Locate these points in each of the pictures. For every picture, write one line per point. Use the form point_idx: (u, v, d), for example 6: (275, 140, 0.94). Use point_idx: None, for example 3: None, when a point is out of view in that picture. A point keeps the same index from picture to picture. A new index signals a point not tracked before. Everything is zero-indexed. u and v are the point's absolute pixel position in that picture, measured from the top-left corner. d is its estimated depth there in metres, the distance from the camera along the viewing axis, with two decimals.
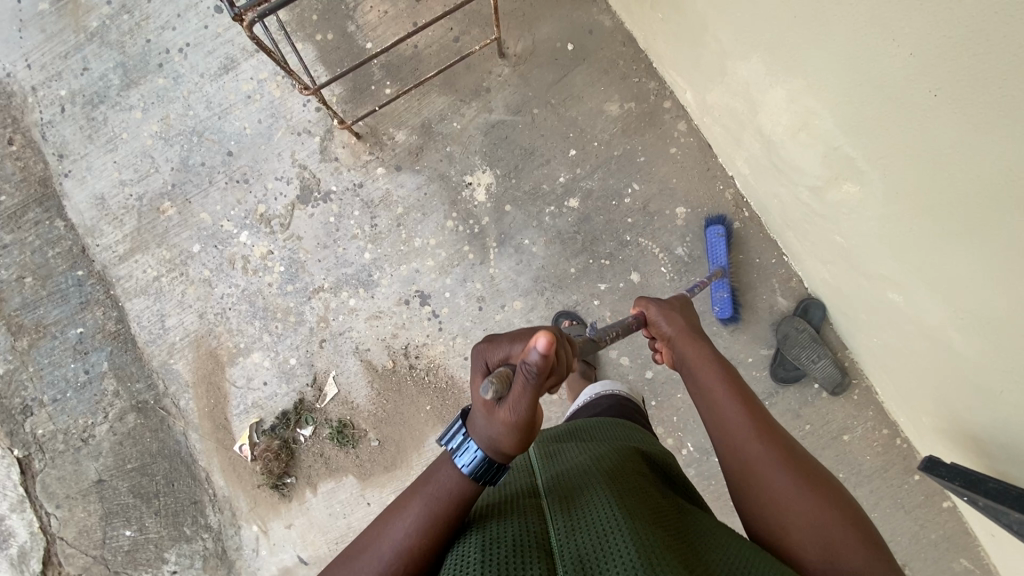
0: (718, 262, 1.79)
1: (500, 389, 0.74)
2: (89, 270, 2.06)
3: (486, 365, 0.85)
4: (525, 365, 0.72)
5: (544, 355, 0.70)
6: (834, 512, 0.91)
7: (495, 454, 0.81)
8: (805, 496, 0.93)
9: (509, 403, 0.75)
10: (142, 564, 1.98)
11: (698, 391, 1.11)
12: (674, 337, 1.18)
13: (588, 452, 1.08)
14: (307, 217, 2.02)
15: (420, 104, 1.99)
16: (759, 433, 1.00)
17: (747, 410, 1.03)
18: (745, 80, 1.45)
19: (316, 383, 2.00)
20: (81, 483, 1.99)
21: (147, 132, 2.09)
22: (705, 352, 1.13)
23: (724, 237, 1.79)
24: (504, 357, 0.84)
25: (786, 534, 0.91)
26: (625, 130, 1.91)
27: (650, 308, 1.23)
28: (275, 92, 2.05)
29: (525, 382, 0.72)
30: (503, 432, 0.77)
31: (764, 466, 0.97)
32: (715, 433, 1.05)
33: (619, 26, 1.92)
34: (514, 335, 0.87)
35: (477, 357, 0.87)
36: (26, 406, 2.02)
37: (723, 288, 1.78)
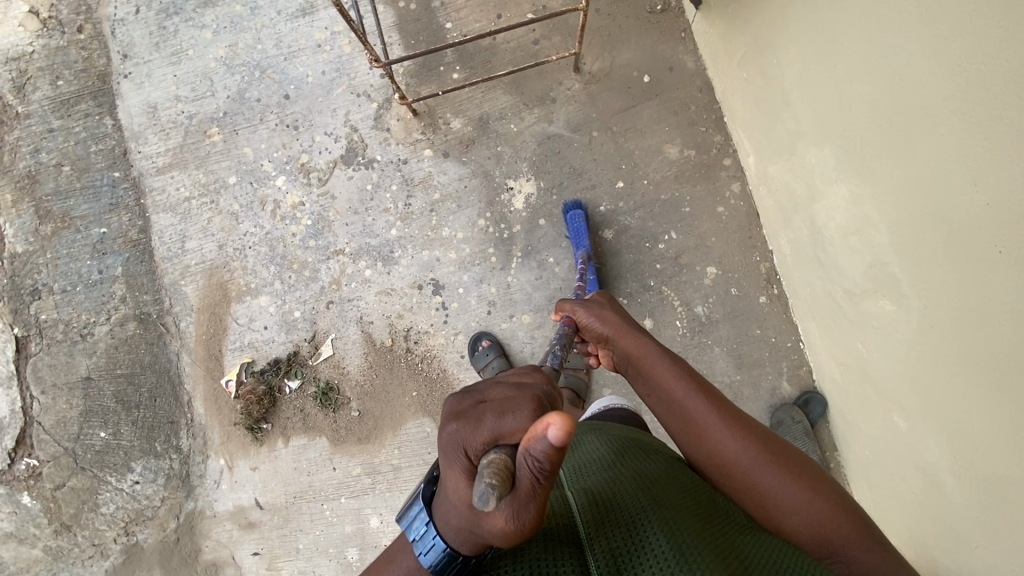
0: (582, 246, 1.81)
1: (501, 496, 0.59)
2: (126, 175, 2.09)
3: (466, 453, 0.64)
4: (534, 459, 0.58)
5: (556, 447, 0.57)
6: (801, 476, 0.96)
7: (475, 546, 0.71)
8: (772, 465, 0.97)
9: (512, 509, 0.61)
10: (107, 467, 2.03)
11: (657, 394, 1.07)
12: (611, 336, 1.15)
13: (610, 448, 1.11)
14: (345, 178, 2.03)
15: (483, 97, 1.97)
16: (718, 413, 1.01)
17: (699, 392, 1.03)
18: (812, 166, 1.42)
19: (313, 340, 2.02)
20: (70, 376, 2.04)
21: (212, 55, 2.09)
22: (642, 342, 1.11)
23: (584, 219, 1.85)
24: (492, 439, 0.63)
25: (760, 503, 0.96)
26: (678, 177, 1.87)
27: (580, 312, 1.20)
28: (345, 47, 2.04)
29: (532, 487, 0.60)
30: (499, 534, 0.64)
31: (725, 442, 0.99)
32: (672, 419, 1.05)
33: (701, 70, 1.88)
34: (501, 404, 0.64)
35: (450, 437, 0.65)
36: (33, 289, 2.05)
37: (591, 271, 1.78)
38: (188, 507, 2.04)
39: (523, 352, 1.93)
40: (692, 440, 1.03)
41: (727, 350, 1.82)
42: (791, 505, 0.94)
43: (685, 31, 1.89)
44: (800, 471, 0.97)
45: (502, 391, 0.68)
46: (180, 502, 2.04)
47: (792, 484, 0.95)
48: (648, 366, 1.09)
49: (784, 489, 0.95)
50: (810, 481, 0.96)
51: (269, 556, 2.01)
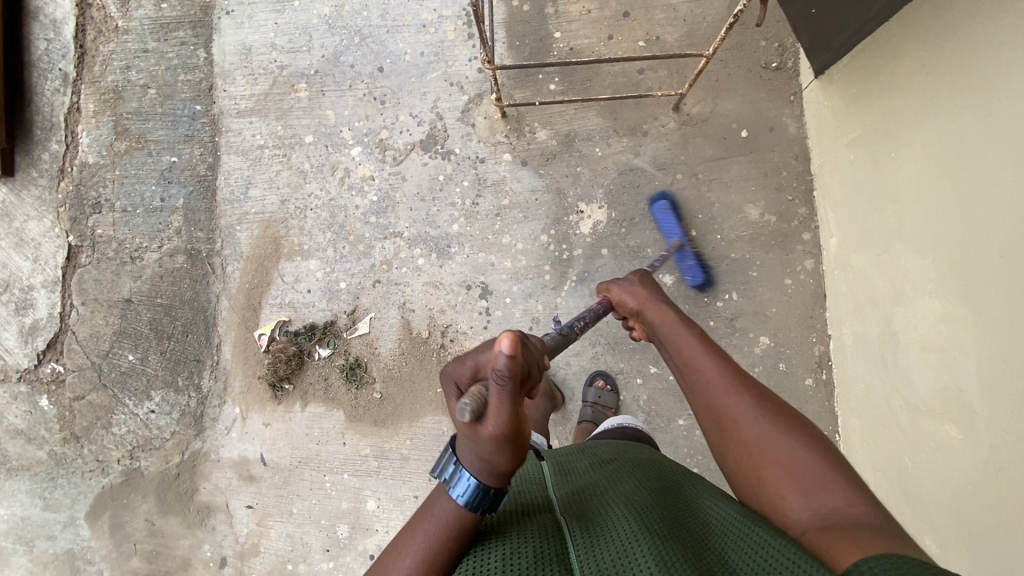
0: (674, 236, 1.86)
1: (476, 409, 0.69)
2: (207, 110, 2.09)
3: (457, 386, 0.79)
4: (494, 373, 0.67)
5: (509, 357, 0.66)
6: (800, 436, 0.93)
7: (486, 476, 0.79)
8: (770, 421, 0.96)
9: (489, 419, 0.70)
10: (127, 390, 2.06)
11: (671, 351, 1.15)
12: (640, 307, 1.29)
13: (602, 470, 1.10)
14: (419, 163, 2.01)
15: (575, 114, 1.94)
16: (723, 369, 1.04)
17: (709, 350, 1.09)
18: (903, 271, 1.38)
19: (352, 314, 2.02)
20: (112, 294, 2.06)
21: (317, 11, 2.08)
22: (666, 310, 1.23)
23: (672, 208, 1.87)
24: (474, 370, 0.78)
25: (750, 457, 0.94)
26: (752, 239, 1.84)
27: (616, 289, 1.37)
28: (449, 33, 2.02)
29: (497, 390, 0.68)
30: (494, 448, 0.73)
31: (722, 393, 1.01)
32: (681, 374, 1.10)
33: (802, 138, 1.83)
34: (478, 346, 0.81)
35: (448, 379, 0.82)
36: (95, 201, 2.07)
37: (689, 257, 1.84)
38: (195, 446, 2.07)
39: (555, 375, 1.93)
40: (697, 392, 1.05)
41: None
42: (777, 456, 0.92)
43: (794, 95, 1.84)
44: (800, 429, 0.95)
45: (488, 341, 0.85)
46: (188, 440, 2.07)
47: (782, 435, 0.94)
48: (667, 328, 1.19)
49: (779, 444, 0.93)
50: (811, 444, 0.93)
51: (262, 512, 2.03)
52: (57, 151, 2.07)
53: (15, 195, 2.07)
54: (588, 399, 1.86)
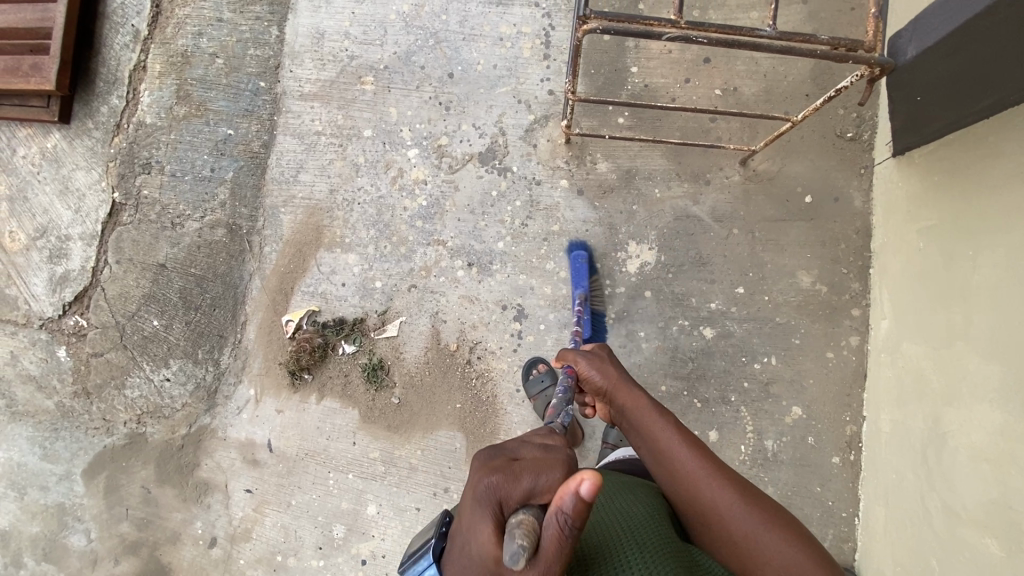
0: (580, 288, 1.85)
1: (530, 554, 0.66)
2: (270, 88, 2.08)
3: (496, 507, 0.72)
4: (565, 517, 0.66)
5: (586, 506, 0.66)
6: (784, 532, 0.94)
7: None
8: (759, 519, 0.95)
9: (540, 566, 0.67)
10: (146, 355, 2.04)
11: (648, 443, 1.07)
12: (608, 388, 1.19)
13: (603, 489, 1.11)
14: (475, 175, 1.99)
15: (639, 151, 1.91)
16: (704, 464, 1.01)
17: (687, 442, 1.04)
18: (963, 370, 1.35)
19: (383, 315, 2.00)
20: (147, 257, 2.04)
21: (395, 8, 2.06)
22: (633, 393, 1.15)
23: (587, 260, 1.88)
24: (524, 496, 0.71)
25: (747, 561, 0.93)
26: (800, 306, 1.80)
27: (582, 362, 1.25)
28: (525, 50, 2.00)
29: (561, 537, 0.66)
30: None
31: (709, 493, 0.98)
32: (657, 466, 1.06)
33: (868, 212, 1.79)
34: (535, 464, 0.74)
35: (483, 492, 0.73)
36: (145, 161, 2.06)
37: (585, 314, 1.82)
38: (203, 421, 2.04)
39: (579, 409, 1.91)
40: (679, 490, 1.01)
41: (779, 493, 1.77)
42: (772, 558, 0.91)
43: (865, 168, 1.80)
44: (787, 527, 0.95)
45: (530, 452, 0.79)
46: (198, 414, 2.04)
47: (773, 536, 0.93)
48: (640, 415, 1.11)
49: (770, 546, 0.92)
50: (797, 539, 0.93)
51: (259, 498, 2.00)
52: (117, 106, 2.07)
53: (68, 143, 2.07)
54: (609, 440, 1.81)
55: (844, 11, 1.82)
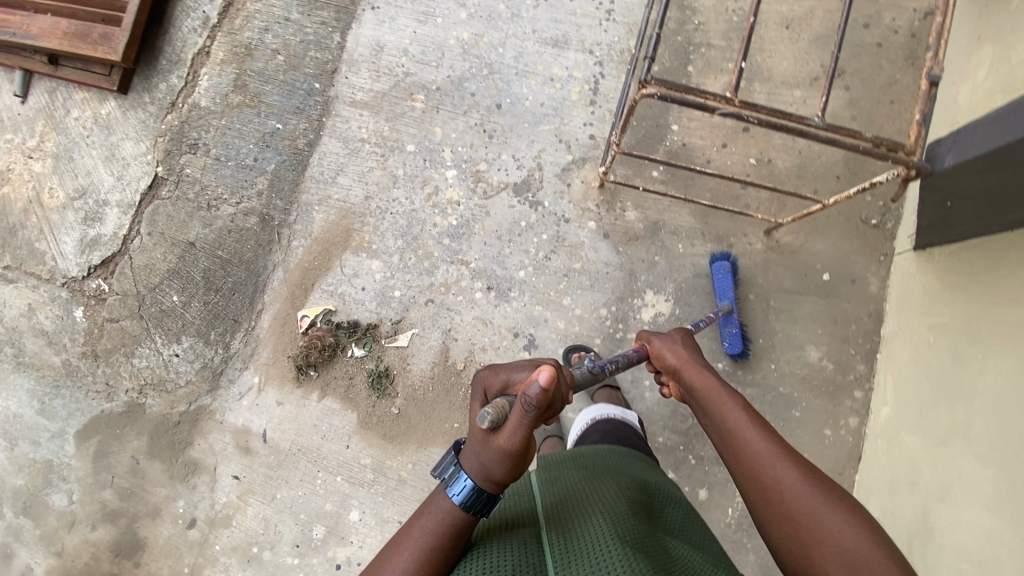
0: (725, 299, 1.84)
1: (497, 419, 0.83)
2: (324, 90, 2.15)
3: (486, 392, 0.97)
4: (525, 397, 0.81)
5: (543, 390, 0.80)
6: (849, 513, 0.93)
7: (483, 481, 0.91)
8: (820, 498, 0.96)
9: (507, 430, 0.85)
10: (160, 328, 2.07)
11: (714, 418, 1.17)
12: (677, 366, 1.32)
13: (587, 482, 1.14)
14: (506, 204, 2.04)
15: (669, 205, 1.97)
16: (771, 444, 1.05)
17: (754, 423, 1.10)
18: (956, 471, 1.38)
19: (396, 324, 2.03)
20: (178, 233, 2.09)
21: (456, 34, 2.15)
22: (704, 372, 1.26)
23: (730, 272, 1.87)
24: (505, 383, 0.96)
25: (802, 536, 0.95)
26: (804, 379, 1.84)
27: (656, 342, 1.41)
28: (573, 92, 2.07)
29: (523, 411, 0.82)
30: (498, 459, 0.88)
31: (767, 467, 1.02)
32: (724, 444, 1.12)
33: (882, 298, 1.84)
34: (516, 363, 0.99)
35: (480, 382, 0.99)
36: (193, 142, 2.12)
37: (732, 324, 1.82)
38: (203, 402, 2.06)
39: None
40: (738, 460, 1.07)
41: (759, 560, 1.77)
42: (827, 533, 0.92)
43: (885, 256, 1.85)
44: (849, 508, 0.95)
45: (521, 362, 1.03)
46: (199, 393, 2.06)
47: (831, 513, 0.94)
48: (706, 391, 1.22)
49: (825, 522, 0.93)
50: (861, 521, 0.92)
51: (245, 487, 2.00)
52: (175, 85, 2.14)
53: (122, 112, 2.14)
54: None
55: (883, 103, 1.90)
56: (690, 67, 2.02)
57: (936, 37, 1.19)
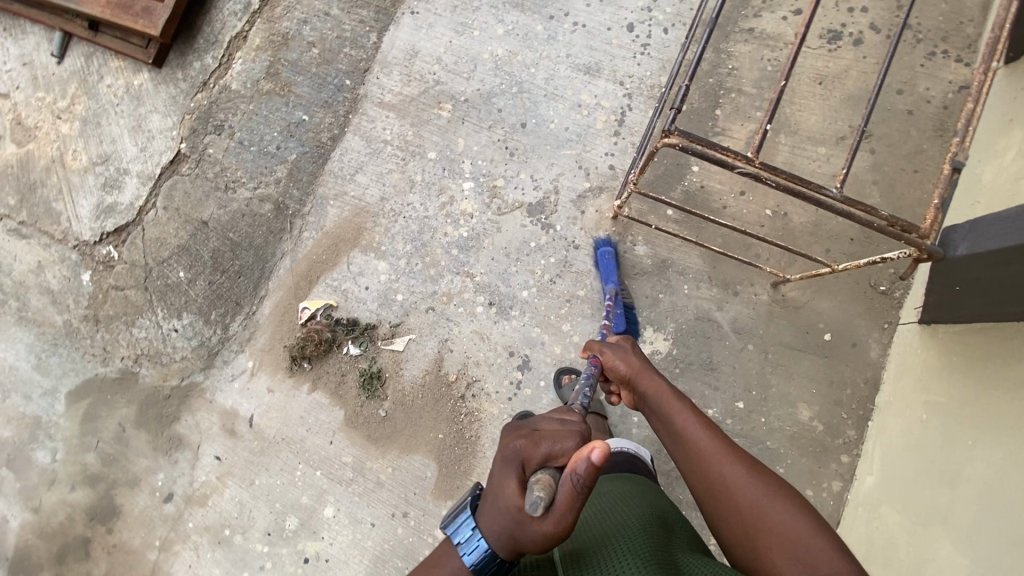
0: (611, 283, 1.93)
1: (546, 500, 0.86)
2: (354, 88, 2.17)
3: (519, 461, 0.92)
4: (576, 478, 0.84)
5: (593, 468, 0.83)
6: (793, 502, 0.99)
7: (508, 551, 0.91)
8: (764, 491, 1.01)
9: (553, 512, 0.85)
10: (163, 301, 2.09)
11: (666, 424, 1.18)
12: (629, 375, 1.29)
13: (597, 506, 1.16)
14: (519, 222, 2.05)
15: (679, 246, 1.97)
16: (719, 444, 1.09)
17: (702, 424, 1.13)
18: (931, 553, 1.37)
19: (394, 327, 2.04)
20: (193, 210, 2.12)
21: (491, 48, 2.16)
22: (654, 378, 1.25)
23: (614, 256, 1.95)
24: (545, 456, 0.92)
25: (748, 529, 0.99)
26: (793, 437, 1.83)
27: (607, 352, 1.34)
28: (599, 120, 2.08)
29: (570, 491, 0.84)
30: (539, 540, 0.87)
31: (716, 467, 1.06)
32: (676, 449, 1.14)
33: (881, 367, 1.82)
34: (553, 433, 0.94)
35: (511, 448, 0.94)
36: (219, 123, 2.15)
37: (620, 306, 1.90)
38: (195, 379, 2.08)
39: None
40: (690, 463, 1.10)
41: None
42: (769, 523, 0.97)
43: (889, 324, 1.84)
44: (787, 496, 1.00)
45: (550, 422, 0.98)
46: (192, 370, 2.08)
47: (773, 504, 0.99)
48: (657, 397, 1.22)
49: (769, 511, 0.98)
50: (799, 508, 0.98)
51: (225, 469, 2.02)
52: (209, 65, 2.17)
53: (154, 85, 2.17)
54: None
55: (907, 171, 1.89)
56: (718, 111, 2.02)
57: (965, 123, 1.20)
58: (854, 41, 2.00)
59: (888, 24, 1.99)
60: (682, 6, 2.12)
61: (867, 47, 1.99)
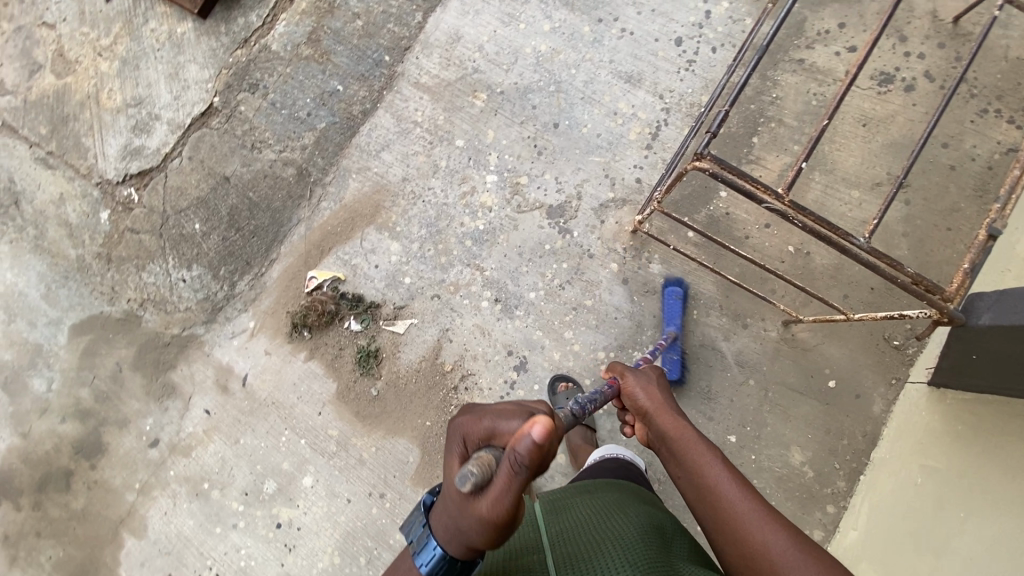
0: (672, 326, 1.87)
1: (481, 480, 0.76)
2: (392, 65, 2.17)
3: (463, 442, 0.86)
4: (517, 456, 0.75)
5: (535, 446, 0.74)
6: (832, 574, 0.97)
7: (455, 544, 0.86)
8: (810, 567, 0.98)
9: (489, 496, 0.77)
10: (175, 251, 2.11)
11: (696, 478, 1.14)
12: (651, 412, 1.25)
13: (593, 510, 1.16)
14: (537, 223, 2.03)
15: (694, 269, 1.94)
16: (755, 507, 1.06)
17: (733, 479, 1.11)
18: None
19: (398, 309, 2.04)
20: (217, 164, 2.13)
21: (534, 44, 2.14)
22: (682, 424, 1.21)
23: (680, 299, 1.90)
24: (487, 433, 0.84)
25: None
26: (781, 479, 1.79)
27: (630, 379, 1.31)
28: (632, 131, 2.05)
29: (509, 471, 0.75)
30: (476, 526, 0.79)
31: (756, 535, 1.03)
32: (707, 505, 1.11)
33: (882, 422, 1.78)
34: (500, 411, 0.86)
35: (457, 429, 0.88)
36: (254, 82, 2.16)
37: (676, 351, 1.85)
38: (196, 331, 2.09)
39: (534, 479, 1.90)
40: (724, 525, 1.07)
41: None
42: None
43: (897, 380, 1.80)
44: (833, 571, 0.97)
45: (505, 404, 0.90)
46: (194, 322, 2.10)
47: None
48: (687, 446, 1.17)
49: None
50: None
51: (213, 423, 2.03)
52: (253, 23, 2.18)
53: (196, 36, 2.18)
54: None
55: (939, 227, 1.83)
56: (755, 138, 1.98)
57: (1009, 190, 1.15)
58: (905, 87, 1.94)
59: (943, 74, 1.93)
60: (733, 27, 2.08)
61: (918, 95, 1.93)
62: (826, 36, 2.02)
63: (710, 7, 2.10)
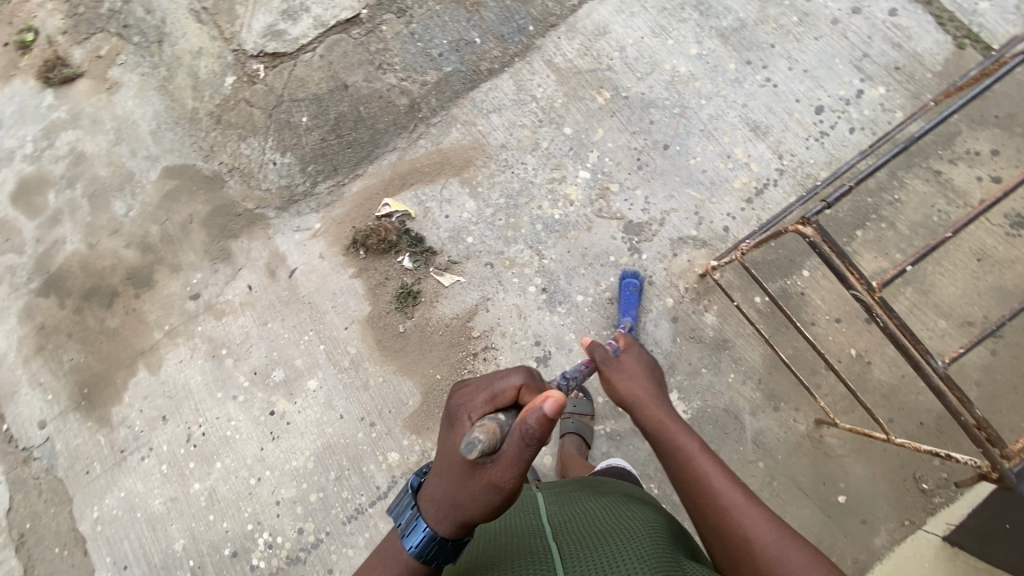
0: (626, 317, 1.89)
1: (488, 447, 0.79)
2: (533, 36, 2.20)
3: (464, 415, 0.88)
4: (527, 426, 0.77)
5: (545, 416, 0.76)
6: (814, 562, 0.93)
7: (448, 520, 0.86)
8: (794, 555, 0.94)
9: (497, 464, 0.80)
10: (277, 134, 2.22)
11: (679, 468, 1.07)
12: (632, 403, 1.17)
13: (598, 502, 1.15)
14: (611, 232, 2.02)
15: (747, 334, 1.89)
16: (738, 494, 1.01)
17: (718, 469, 1.05)
18: None
19: (451, 263, 2.08)
20: (342, 70, 2.22)
21: (676, 62, 2.12)
22: (663, 413, 1.14)
23: (638, 292, 1.92)
24: (489, 399, 0.88)
25: None
26: None
27: (609, 370, 1.22)
28: (739, 179, 2.00)
29: (517, 441, 0.79)
30: (479, 496, 0.82)
31: (738, 521, 0.98)
32: (690, 495, 1.05)
33: (878, 556, 1.69)
34: (499, 378, 0.90)
35: (456, 403, 0.90)
36: (403, 9, 2.24)
37: None
38: (267, 212, 2.20)
39: None
40: (707, 517, 1.01)
41: None
42: None
43: (909, 522, 1.71)
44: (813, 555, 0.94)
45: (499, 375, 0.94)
46: (269, 204, 2.21)
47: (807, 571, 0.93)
48: (669, 436, 1.11)
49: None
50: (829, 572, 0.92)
51: (250, 299, 2.14)
52: None
53: None
54: None
55: (1018, 390, 1.71)
56: (859, 231, 1.89)
57: None
58: None
59: None
60: (881, 115, 2.00)
61: None
62: (974, 157, 1.91)
63: (865, 88, 2.02)
